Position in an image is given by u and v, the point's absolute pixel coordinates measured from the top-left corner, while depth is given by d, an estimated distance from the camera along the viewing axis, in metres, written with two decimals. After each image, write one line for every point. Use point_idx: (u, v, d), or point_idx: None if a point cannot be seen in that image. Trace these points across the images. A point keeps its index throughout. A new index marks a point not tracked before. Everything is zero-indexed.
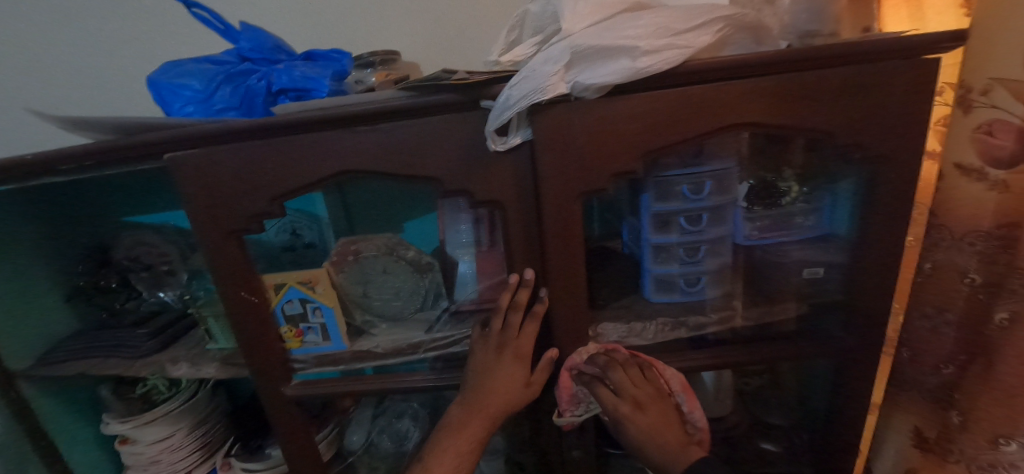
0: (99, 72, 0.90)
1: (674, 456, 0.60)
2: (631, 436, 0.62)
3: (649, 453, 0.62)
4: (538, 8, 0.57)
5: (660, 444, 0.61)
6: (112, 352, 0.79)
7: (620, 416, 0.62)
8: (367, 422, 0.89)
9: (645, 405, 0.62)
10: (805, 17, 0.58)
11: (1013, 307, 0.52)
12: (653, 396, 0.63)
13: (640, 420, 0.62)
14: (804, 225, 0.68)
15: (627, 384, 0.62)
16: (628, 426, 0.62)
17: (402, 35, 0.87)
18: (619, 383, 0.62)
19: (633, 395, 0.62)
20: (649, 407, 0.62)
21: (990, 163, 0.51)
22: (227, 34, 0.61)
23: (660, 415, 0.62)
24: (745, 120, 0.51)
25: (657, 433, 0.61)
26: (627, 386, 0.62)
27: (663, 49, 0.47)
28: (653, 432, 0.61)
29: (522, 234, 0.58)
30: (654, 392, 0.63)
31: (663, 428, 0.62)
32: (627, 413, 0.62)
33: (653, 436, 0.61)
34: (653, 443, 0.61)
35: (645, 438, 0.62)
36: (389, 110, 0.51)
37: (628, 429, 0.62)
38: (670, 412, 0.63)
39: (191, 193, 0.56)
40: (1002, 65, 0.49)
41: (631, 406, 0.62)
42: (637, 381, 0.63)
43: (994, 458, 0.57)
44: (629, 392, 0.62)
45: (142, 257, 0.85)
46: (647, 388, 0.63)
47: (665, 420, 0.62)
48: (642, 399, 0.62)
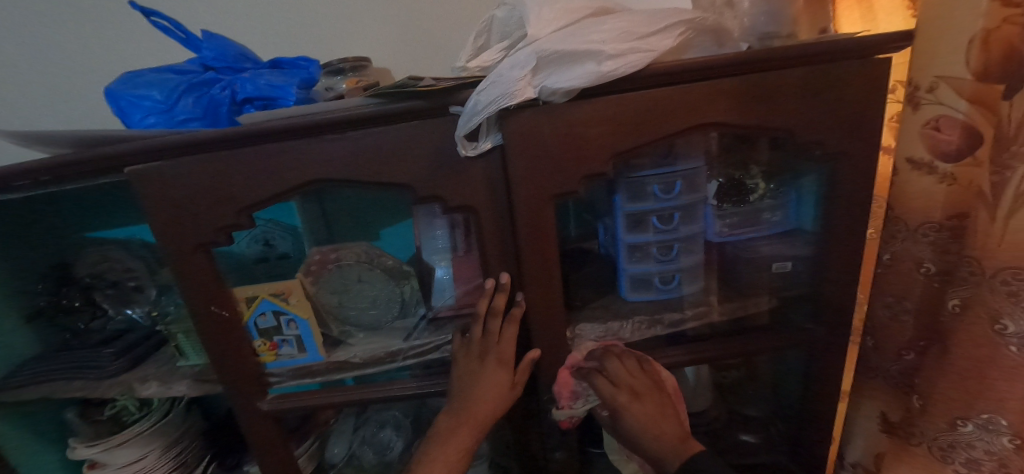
0: (56, 85, 0.87)
1: (671, 449, 0.59)
2: (631, 428, 0.62)
3: (648, 447, 0.61)
4: (504, 14, 0.58)
5: (659, 435, 0.60)
6: (76, 373, 0.76)
7: (619, 407, 0.62)
8: (348, 433, 0.87)
9: (642, 396, 0.62)
10: (763, 20, 0.60)
11: (963, 294, 0.54)
12: (651, 386, 0.62)
13: (638, 411, 0.61)
14: (772, 221, 0.70)
15: (625, 374, 0.63)
16: (626, 417, 0.62)
17: (371, 41, 0.87)
18: (616, 374, 0.63)
19: (631, 385, 0.62)
20: (647, 398, 0.62)
21: (938, 157, 0.54)
22: (189, 43, 0.61)
23: (659, 407, 0.62)
24: (711, 120, 0.53)
25: (654, 425, 0.61)
26: (625, 376, 0.62)
27: (627, 52, 0.48)
28: (650, 424, 0.61)
29: (496, 239, 0.58)
30: (652, 385, 0.62)
31: (661, 422, 0.61)
32: (625, 403, 0.62)
33: (651, 427, 0.61)
34: (650, 434, 0.60)
35: (642, 430, 0.61)
36: (358, 118, 0.51)
37: (626, 421, 0.62)
38: (669, 405, 0.62)
39: (154, 207, 0.54)
40: (944, 64, 0.51)
41: (628, 395, 0.62)
42: (636, 373, 0.63)
43: (952, 439, 0.59)
44: (626, 382, 0.62)
45: (107, 273, 0.84)
46: (644, 380, 0.62)
47: (663, 412, 0.62)
48: (639, 390, 0.62)
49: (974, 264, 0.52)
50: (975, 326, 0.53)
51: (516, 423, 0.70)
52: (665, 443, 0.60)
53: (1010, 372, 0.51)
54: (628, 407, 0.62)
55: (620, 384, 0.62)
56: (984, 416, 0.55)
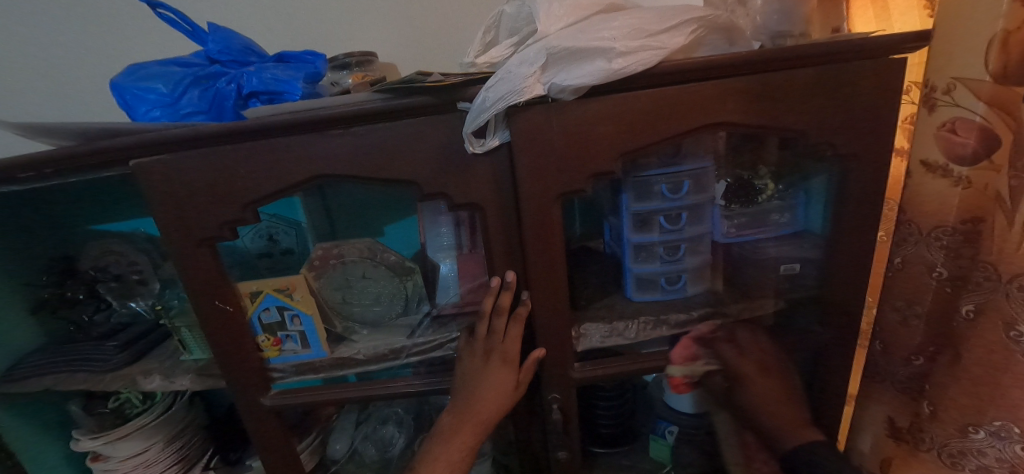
0: (60, 76, 0.86)
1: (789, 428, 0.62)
2: (747, 400, 0.65)
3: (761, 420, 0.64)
4: (513, 10, 0.57)
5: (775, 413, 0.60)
6: (79, 366, 0.76)
7: (743, 375, 0.66)
8: (350, 428, 0.87)
9: (770, 373, 0.65)
10: (776, 18, 0.59)
11: (977, 299, 0.53)
12: (774, 367, 0.66)
13: (758, 386, 0.65)
14: (780, 222, 0.70)
15: (753, 347, 0.67)
16: (748, 386, 0.65)
17: (378, 36, 0.86)
18: (744, 345, 0.67)
19: (758, 360, 0.66)
20: (772, 376, 0.65)
21: (954, 160, 0.53)
22: (195, 35, 0.60)
23: (777, 387, 0.65)
24: (712, 121, 0.52)
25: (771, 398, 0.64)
26: (745, 353, 0.66)
27: (637, 50, 0.47)
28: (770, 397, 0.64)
29: (502, 237, 0.57)
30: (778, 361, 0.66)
31: (780, 406, 0.64)
32: (752, 375, 0.65)
33: (770, 401, 0.64)
34: (770, 408, 0.63)
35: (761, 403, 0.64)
36: (364, 113, 0.50)
37: (740, 390, 0.66)
38: (787, 389, 0.65)
39: (159, 201, 0.54)
40: (962, 65, 0.50)
41: (755, 369, 0.65)
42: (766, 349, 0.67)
43: (963, 446, 0.58)
44: (752, 356, 0.66)
45: (110, 266, 0.83)
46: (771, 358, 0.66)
47: (782, 395, 0.64)
48: (767, 365, 0.66)
49: (990, 269, 0.51)
50: (989, 333, 0.53)
51: (519, 421, 0.70)
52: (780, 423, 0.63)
53: (1022, 379, 0.51)
54: (751, 379, 0.65)
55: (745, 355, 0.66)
56: (996, 424, 0.54)
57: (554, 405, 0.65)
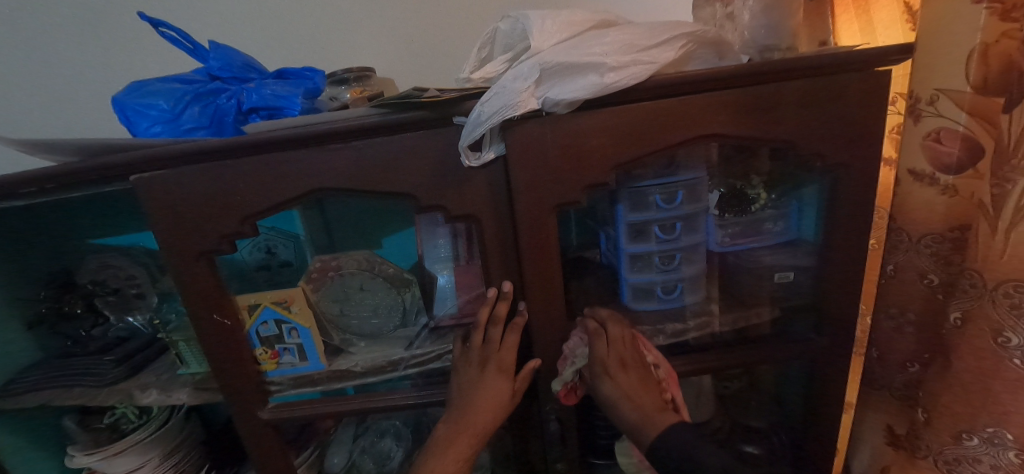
0: (62, 92, 0.87)
1: (651, 419, 0.57)
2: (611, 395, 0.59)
3: (625, 415, 0.58)
4: (508, 26, 0.58)
5: (639, 405, 0.58)
6: (76, 381, 0.76)
7: (602, 374, 0.59)
8: (347, 443, 0.86)
9: (629, 368, 0.60)
10: (764, 32, 0.61)
11: (964, 306, 0.54)
12: (636, 359, 0.61)
13: (624, 381, 0.59)
14: (773, 231, 0.71)
15: (619, 343, 0.61)
16: (608, 382, 0.59)
17: (375, 52, 0.88)
18: (612, 339, 0.61)
19: (620, 356, 0.60)
20: (632, 370, 0.60)
21: (940, 169, 0.54)
22: (196, 53, 0.61)
23: (642, 380, 0.59)
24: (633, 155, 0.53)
25: (633, 396, 0.58)
26: (615, 345, 0.60)
27: (629, 65, 0.48)
28: (632, 392, 0.58)
29: (498, 248, 0.58)
30: (639, 358, 0.61)
31: (652, 392, 0.59)
32: (613, 372, 0.59)
33: (639, 393, 0.58)
34: (630, 398, 0.58)
35: (620, 400, 0.58)
36: (361, 128, 0.51)
37: (603, 388, 0.59)
38: (651, 380, 0.61)
39: (158, 215, 0.55)
40: (945, 76, 0.52)
41: (617, 364, 0.59)
42: (627, 342, 0.61)
43: (958, 453, 0.58)
44: (616, 351, 0.60)
45: (108, 280, 0.84)
46: (631, 351, 0.61)
47: (645, 388, 0.59)
48: (627, 361, 0.60)
49: (975, 276, 0.52)
50: (977, 339, 0.53)
51: (517, 433, 0.70)
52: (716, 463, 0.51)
53: (1013, 385, 0.51)
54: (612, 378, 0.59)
55: (623, 347, 0.61)
56: (989, 430, 0.54)
57: (552, 415, 0.65)
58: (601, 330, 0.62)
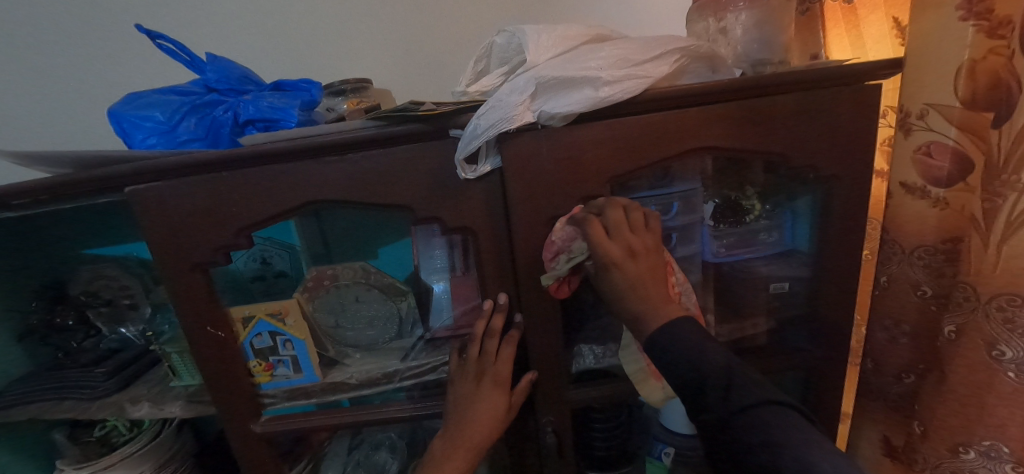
0: (56, 104, 0.87)
1: (657, 310, 0.49)
2: (616, 288, 0.51)
3: (631, 306, 0.50)
4: (503, 40, 0.58)
5: (646, 296, 0.49)
6: (66, 394, 0.75)
7: (606, 267, 0.50)
8: (342, 455, 0.86)
9: (639, 256, 0.51)
10: (756, 47, 0.62)
11: (957, 320, 0.54)
12: (648, 246, 0.51)
13: (632, 271, 0.50)
14: (768, 241, 0.71)
15: (627, 229, 0.51)
16: (612, 273, 0.50)
17: (372, 64, 0.88)
18: (618, 224, 0.51)
19: (629, 241, 0.51)
20: (642, 258, 0.51)
21: (931, 182, 0.55)
22: (193, 65, 0.62)
23: (654, 270, 0.51)
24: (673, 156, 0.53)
25: (642, 287, 0.50)
26: (624, 231, 0.51)
27: (623, 79, 0.49)
28: (640, 283, 0.50)
29: (494, 259, 0.58)
30: (650, 244, 0.52)
31: (664, 284, 0.51)
32: (619, 263, 0.50)
33: (649, 282, 0.50)
34: (635, 288, 0.50)
35: (627, 292, 0.50)
36: (358, 140, 0.51)
37: (606, 280, 0.51)
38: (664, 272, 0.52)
39: (153, 228, 0.55)
40: (934, 91, 0.52)
41: (623, 251, 0.50)
42: (639, 227, 0.52)
43: (955, 466, 0.58)
44: (623, 237, 0.51)
45: (101, 291, 0.83)
46: (645, 235, 0.52)
47: (658, 277, 0.51)
48: (636, 247, 0.51)
49: (967, 289, 0.52)
50: (971, 352, 0.54)
51: (514, 446, 0.69)
52: (718, 358, 0.45)
53: (1007, 398, 0.51)
54: (620, 269, 0.50)
55: (632, 232, 0.51)
56: (986, 444, 0.55)
57: (548, 428, 0.65)
58: (603, 213, 0.52)
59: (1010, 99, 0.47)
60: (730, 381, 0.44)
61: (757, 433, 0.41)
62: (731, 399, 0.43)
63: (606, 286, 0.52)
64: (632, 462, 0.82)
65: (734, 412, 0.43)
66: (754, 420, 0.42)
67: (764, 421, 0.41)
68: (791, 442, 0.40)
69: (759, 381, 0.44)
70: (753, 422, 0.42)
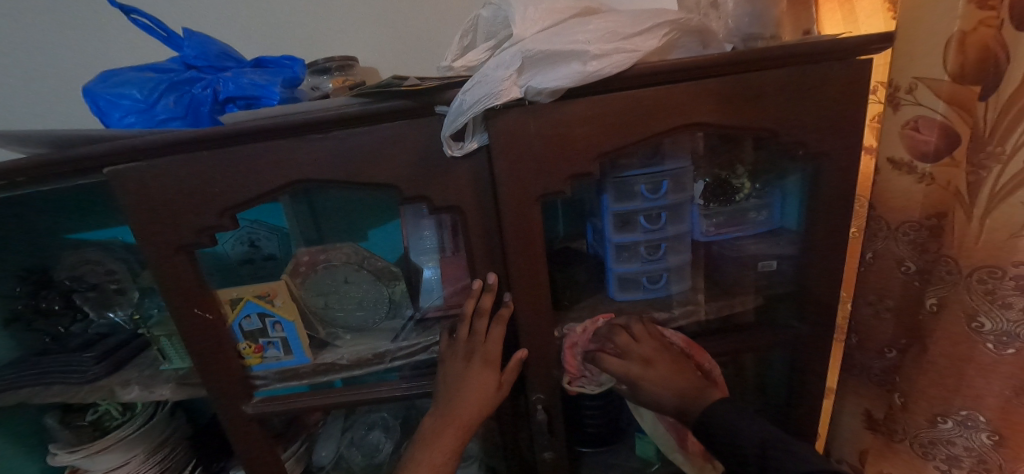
0: (31, 81, 0.85)
1: (693, 400, 0.59)
2: (648, 390, 0.61)
3: (671, 404, 0.60)
4: (490, 14, 0.57)
5: (676, 390, 0.60)
6: (55, 378, 0.75)
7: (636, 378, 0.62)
8: (335, 436, 0.86)
9: (655, 361, 0.62)
10: (747, 21, 0.61)
11: (939, 293, 0.55)
12: (659, 350, 0.62)
13: (654, 377, 0.61)
14: (757, 220, 0.71)
15: (636, 344, 0.63)
16: (642, 386, 0.61)
17: (356, 41, 0.86)
18: (624, 346, 0.64)
19: (641, 353, 0.62)
20: (658, 362, 0.61)
21: (918, 157, 0.55)
22: (170, 41, 0.60)
23: (673, 367, 0.61)
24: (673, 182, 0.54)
25: (669, 385, 0.60)
26: (633, 345, 0.63)
27: (611, 53, 0.48)
28: (668, 384, 0.60)
29: (482, 239, 0.57)
30: (659, 347, 0.63)
31: (690, 374, 0.61)
32: (644, 374, 0.61)
33: (676, 380, 0.60)
34: (665, 385, 0.60)
35: (661, 393, 0.61)
36: (342, 118, 0.50)
37: (642, 391, 0.62)
38: (683, 361, 0.63)
39: (134, 208, 0.53)
40: (925, 64, 0.52)
41: (639, 365, 0.62)
42: (644, 338, 0.63)
43: (933, 436, 0.60)
44: (635, 352, 0.63)
45: (87, 275, 0.81)
46: (651, 341, 0.63)
47: (679, 367, 0.61)
48: (649, 356, 0.62)
49: (951, 264, 0.53)
50: (952, 324, 0.55)
51: (505, 424, 0.70)
52: (754, 433, 0.52)
53: (985, 369, 0.53)
54: (647, 375, 0.61)
55: (641, 343, 0.63)
56: (963, 413, 0.56)
57: (538, 406, 0.66)
58: (608, 336, 0.65)
59: (997, 70, 0.46)
60: (766, 452, 0.50)
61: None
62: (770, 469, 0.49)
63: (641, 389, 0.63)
64: (619, 439, 0.84)
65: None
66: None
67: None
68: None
69: (794, 444, 0.50)
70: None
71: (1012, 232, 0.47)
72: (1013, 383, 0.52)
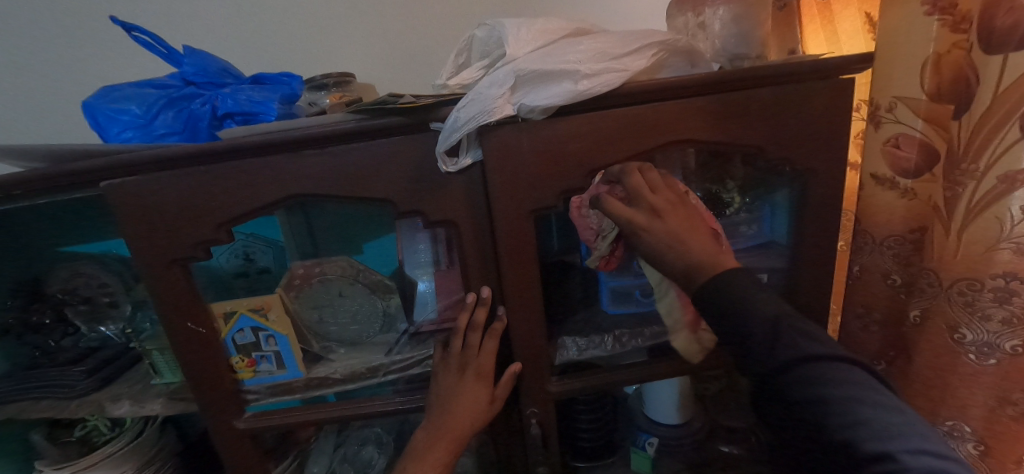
0: (30, 99, 0.85)
1: (698, 258, 0.50)
2: (654, 247, 0.54)
3: (673, 260, 0.52)
4: (484, 34, 0.59)
5: (691, 249, 0.51)
6: (45, 393, 0.74)
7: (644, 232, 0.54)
8: (328, 452, 0.85)
9: (665, 213, 0.54)
10: (733, 41, 0.63)
11: (922, 305, 0.56)
12: (673, 203, 0.55)
13: (662, 229, 0.53)
14: (749, 233, 0.72)
15: (647, 190, 0.56)
16: (646, 240, 0.54)
17: (353, 58, 0.88)
18: (635, 190, 0.56)
19: (652, 203, 0.55)
20: (668, 214, 0.54)
21: (900, 174, 0.56)
22: (171, 57, 0.61)
23: (684, 220, 0.54)
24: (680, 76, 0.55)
25: (679, 237, 0.53)
26: (646, 194, 0.56)
27: (601, 72, 0.49)
28: (676, 236, 0.53)
29: (476, 252, 0.58)
30: (673, 199, 0.56)
31: (703, 237, 0.53)
32: (653, 228, 0.54)
33: (684, 235, 0.52)
34: (675, 240, 0.52)
35: (667, 248, 0.52)
36: (339, 133, 0.51)
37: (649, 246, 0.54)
38: (698, 221, 0.55)
39: (128, 222, 0.54)
40: (902, 84, 0.54)
41: (648, 214, 0.55)
42: (660, 186, 0.57)
43: None
44: (645, 199, 0.55)
45: (80, 289, 0.81)
46: (668, 193, 0.56)
47: (695, 227, 0.54)
48: (660, 206, 0.55)
49: (932, 276, 0.54)
50: (935, 336, 0.55)
51: (500, 438, 0.70)
52: (764, 310, 0.42)
53: (967, 379, 0.54)
54: (656, 229, 0.54)
55: (654, 193, 0.56)
56: (949, 424, 0.57)
57: (532, 419, 0.66)
58: (620, 178, 0.58)
59: (968, 91, 0.48)
60: (779, 331, 0.41)
61: (807, 387, 0.39)
62: (778, 350, 0.41)
63: (645, 245, 0.55)
64: (615, 452, 0.83)
65: (787, 363, 0.40)
66: (803, 370, 0.39)
67: (821, 373, 0.39)
68: (840, 393, 0.38)
69: (810, 329, 0.42)
70: (804, 373, 0.39)
71: (988, 246, 0.49)
72: (996, 393, 0.52)
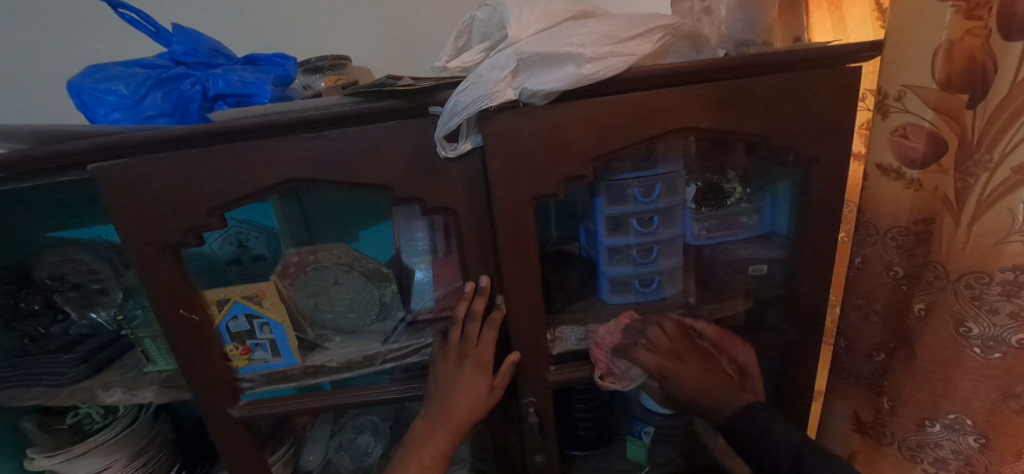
0: (15, 77, 0.83)
1: (724, 400, 0.59)
2: (686, 392, 0.62)
3: (705, 400, 0.61)
4: (485, 15, 0.57)
5: (709, 390, 0.61)
6: (33, 382, 0.72)
7: (672, 373, 0.64)
8: (323, 440, 0.85)
9: (684, 357, 0.65)
10: (739, 27, 0.62)
11: (927, 297, 0.56)
12: (690, 351, 0.65)
13: (684, 375, 0.63)
14: (748, 224, 0.71)
15: (665, 341, 0.66)
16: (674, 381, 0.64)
17: (349, 41, 0.86)
18: (658, 343, 0.66)
19: (673, 349, 0.66)
20: (686, 359, 0.65)
21: (906, 164, 0.56)
22: (159, 36, 0.59)
23: (700, 366, 0.63)
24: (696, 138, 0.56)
25: (703, 385, 0.61)
26: (666, 341, 0.66)
27: (606, 56, 0.48)
28: (698, 381, 0.62)
29: (476, 241, 0.57)
30: (690, 345, 0.66)
31: (719, 375, 0.62)
32: (680, 371, 0.64)
33: (704, 384, 0.61)
34: (701, 384, 0.61)
35: (695, 391, 0.62)
36: (334, 117, 0.50)
37: (673, 385, 0.64)
38: (712, 367, 0.63)
39: (117, 206, 0.52)
40: (912, 73, 0.53)
41: (672, 359, 0.65)
42: (674, 338, 0.66)
43: (921, 439, 0.61)
44: (666, 348, 0.66)
45: (69, 275, 0.80)
46: (686, 343, 0.66)
47: (712, 372, 0.63)
48: (679, 352, 0.65)
49: (938, 269, 0.54)
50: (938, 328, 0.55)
51: (498, 427, 0.70)
52: None
53: (971, 372, 0.53)
54: (682, 373, 0.64)
55: (675, 340, 0.66)
56: (950, 417, 0.57)
57: (530, 409, 0.65)
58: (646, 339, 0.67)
59: (984, 81, 0.48)
60: None
61: None
62: None
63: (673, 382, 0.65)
64: (610, 442, 0.84)
65: None
66: None
67: None
68: None
69: None
70: None
71: (999, 239, 0.48)
72: (999, 386, 0.52)
